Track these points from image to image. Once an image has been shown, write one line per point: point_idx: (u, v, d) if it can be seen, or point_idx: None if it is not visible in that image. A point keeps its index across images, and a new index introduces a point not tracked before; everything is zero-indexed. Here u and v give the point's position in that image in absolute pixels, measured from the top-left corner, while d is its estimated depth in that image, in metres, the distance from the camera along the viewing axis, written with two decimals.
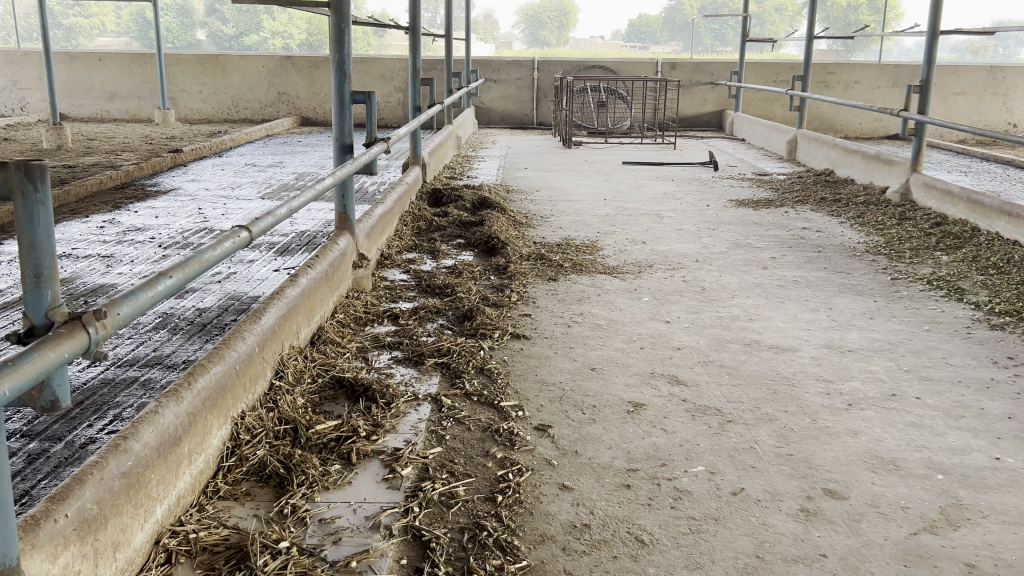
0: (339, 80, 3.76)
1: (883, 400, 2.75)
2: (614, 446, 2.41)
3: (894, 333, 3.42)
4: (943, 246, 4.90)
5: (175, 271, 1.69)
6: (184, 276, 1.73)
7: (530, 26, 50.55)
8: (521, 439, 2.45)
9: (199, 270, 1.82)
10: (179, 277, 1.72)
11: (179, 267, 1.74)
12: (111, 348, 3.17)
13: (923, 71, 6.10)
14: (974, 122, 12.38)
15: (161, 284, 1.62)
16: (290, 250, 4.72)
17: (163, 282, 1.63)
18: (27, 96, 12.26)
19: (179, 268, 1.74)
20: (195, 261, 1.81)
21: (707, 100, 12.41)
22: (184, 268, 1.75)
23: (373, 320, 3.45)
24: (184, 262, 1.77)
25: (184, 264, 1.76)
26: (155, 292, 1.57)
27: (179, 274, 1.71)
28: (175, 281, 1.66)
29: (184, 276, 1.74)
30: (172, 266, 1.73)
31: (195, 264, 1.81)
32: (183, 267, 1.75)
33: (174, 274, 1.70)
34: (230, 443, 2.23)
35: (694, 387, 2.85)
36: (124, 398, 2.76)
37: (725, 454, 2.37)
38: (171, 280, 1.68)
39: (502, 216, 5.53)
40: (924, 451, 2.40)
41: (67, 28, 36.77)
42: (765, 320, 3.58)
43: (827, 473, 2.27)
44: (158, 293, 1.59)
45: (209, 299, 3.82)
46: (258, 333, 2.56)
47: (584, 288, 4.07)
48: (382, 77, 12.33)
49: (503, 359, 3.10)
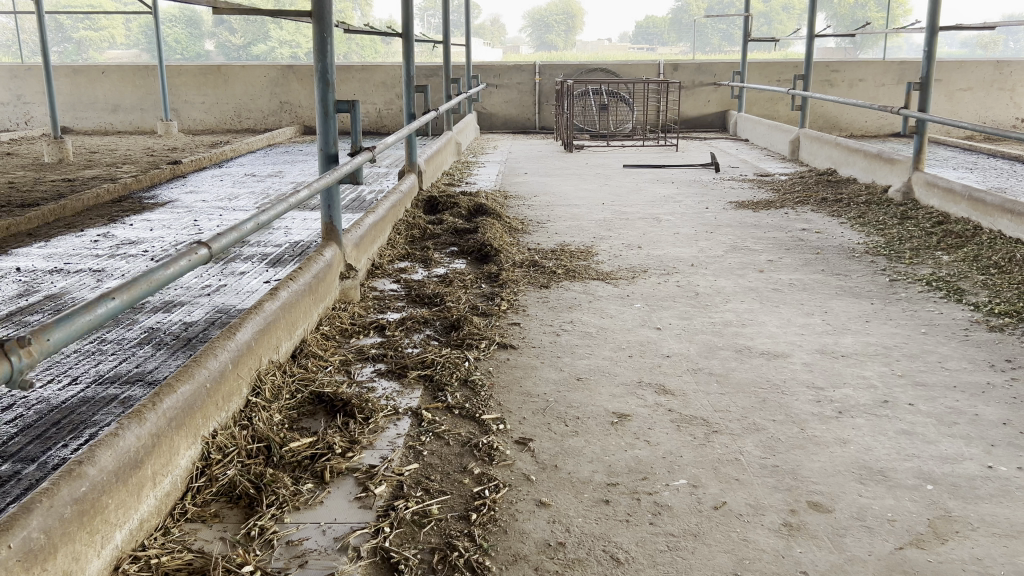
0: (322, 90, 3.72)
1: (875, 407, 2.68)
2: (595, 460, 2.35)
3: (889, 337, 3.35)
4: (944, 246, 4.82)
5: (117, 292, 1.69)
6: (127, 297, 1.73)
7: (536, 30, 50.53)
8: (500, 454, 2.39)
9: (146, 290, 1.82)
10: (123, 299, 1.71)
11: (123, 288, 1.73)
12: (92, 365, 3.13)
13: (923, 68, 6.01)
14: (982, 118, 12.25)
15: (101, 307, 1.62)
16: (282, 261, 4.68)
17: (104, 304, 1.64)
18: (30, 111, 12.30)
19: (123, 289, 1.74)
20: (141, 281, 1.81)
21: (710, 101, 12.34)
22: (128, 290, 1.74)
23: (359, 332, 3.40)
24: (128, 283, 1.77)
25: (128, 285, 1.76)
26: (92, 316, 1.57)
27: (122, 295, 1.71)
28: (116, 303, 1.66)
29: (128, 297, 1.74)
30: (116, 288, 1.73)
31: (141, 285, 1.80)
32: (127, 288, 1.75)
33: (117, 296, 1.70)
34: (200, 463, 2.18)
35: (681, 396, 2.78)
36: (102, 417, 2.72)
37: (709, 466, 2.31)
38: (115, 301, 1.68)
39: (497, 223, 5.48)
40: (914, 460, 2.33)
41: (77, 41, 37.03)
42: (758, 325, 3.51)
43: (813, 485, 2.21)
44: (96, 316, 1.59)
45: (196, 313, 3.78)
46: (233, 348, 2.53)
47: (576, 294, 4.02)
48: (383, 84, 12.31)
49: (489, 369, 3.04)
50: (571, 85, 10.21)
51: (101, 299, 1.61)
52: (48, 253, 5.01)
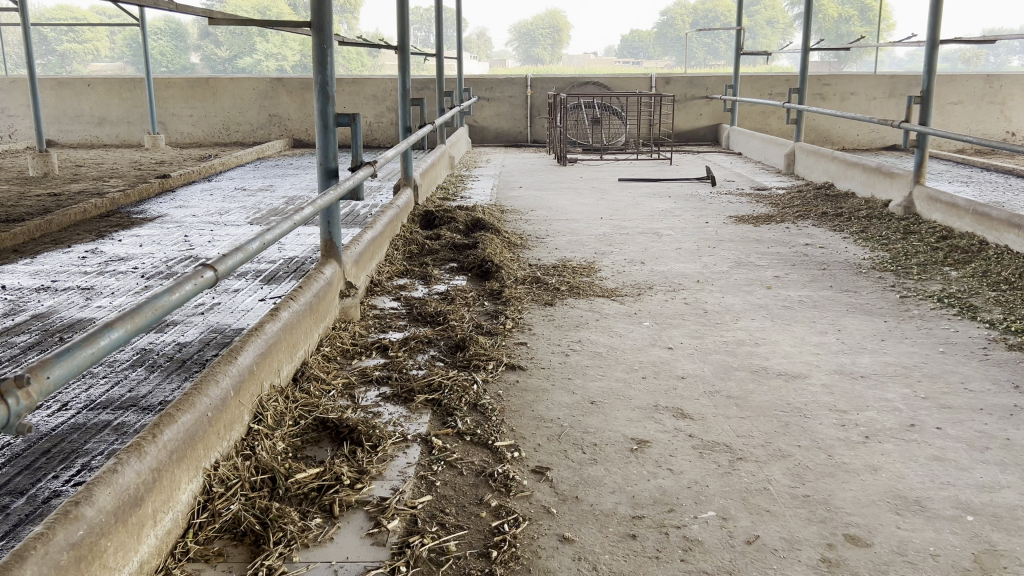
0: (322, 103, 3.61)
1: (902, 432, 2.58)
2: (617, 491, 2.24)
3: (907, 356, 3.27)
4: (951, 261, 4.75)
5: (121, 323, 1.58)
6: (132, 327, 1.62)
7: (524, 44, 50.67)
8: (516, 484, 2.28)
9: (151, 317, 1.70)
10: (126, 328, 1.60)
11: (126, 317, 1.62)
12: (83, 391, 3.00)
13: (924, 81, 5.94)
14: (972, 131, 12.28)
15: (104, 339, 1.51)
16: (277, 277, 4.56)
17: (107, 335, 1.53)
18: (14, 123, 12.12)
19: (126, 318, 1.62)
20: (146, 309, 1.69)
21: (702, 114, 12.31)
22: (133, 318, 1.63)
23: (361, 353, 3.29)
24: (133, 311, 1.65)
25: (133, 313, 1.64)
26: (94, 348, 1.46)
27: (126, 325, 1.60)
28: (119, 335, 1.55)
29: (132, 326, 1.63)
30: (118, 317, 1.62)
31: (146, 312, 1.69)
32: (130, 317, 1.63)
33: (120, 326, 1.59)
34: (202, 498, 2.06)
35: (701, 421, 2.67)
36: (94, 445, 2.59)
37: (737, 497, 2.20)
38: (118, 332, 1.58)
39: (496, 238, 5.38)
40: (949, 488, 2.23)
41: (61, 54, 36.71)
42: (772, 345, 3.42)
43: (848, 516, 2.10)
44: (99, 348, 1.48)
45: (191, 333, 3.65)
46: (234, 373, 2.41)
47: (582, 312, 3.91)
48: (373, 97, 12.21)
49: (498, 393, 2.92)
50: (564, 98, 10.13)
51: (105, 330, 1.50)
52: (35, 270, 4.87)
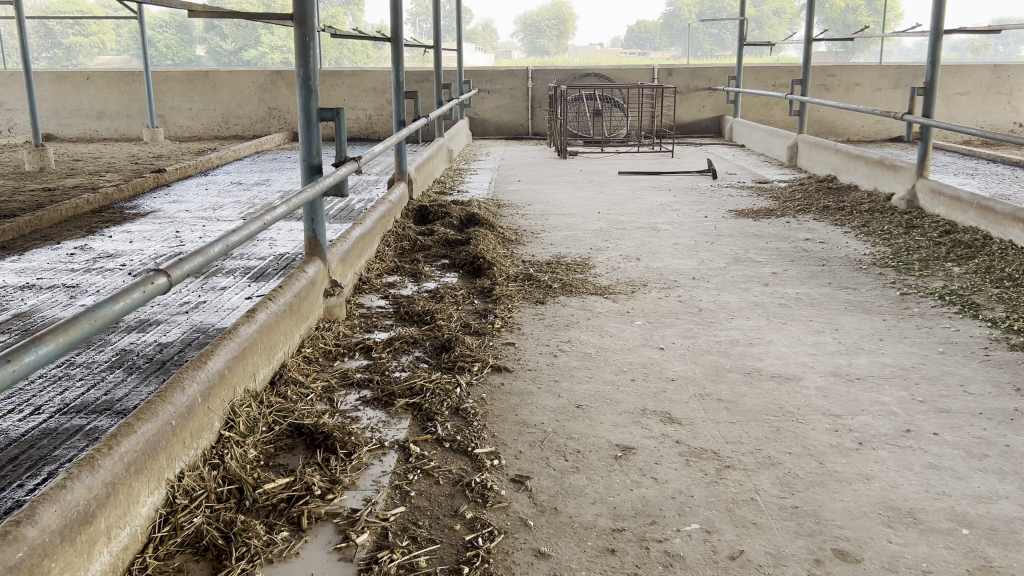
0: (304, 97, 3.52)
1: (898, 438, 2.49)
2: (597, 501, 2.15)
3: (905, 357, 3.17)
4: (954, 257, 4.65)
5: (51, 337, 1.50)
6: (64, 341, 1.54)
7: (529, 35, 50.51)
8: (494, 494, 2.19)
9: (90, 328, 1.62)
10: (56, 343, 1.52)
11: (58, 331, 1.54)
12: (57, 394, 2.92)
13: (928, 72, 5.82)
14: (979, 122, 12.12)
15: (29, 355, 1.43)
16: (265, 275, 4.48)
17: (35, 350, 1.45)
18: (13, 117, 12.06)
19: (58, 332, 1.54)
20: (84, 320, 1.61)
21: (705, 106, 12.19)
22: (66, 332, 1.55)
23: (344, 354, 3.20)
24: (67, 324, 1.57)
25: (67, 326, 1.56)
26: (17, 366, 1.39)
27: (56, 340, 1.52)
28: (47, 350, 1.47)
29: (65, 340, 1.55)
30: (50, 330, 1.54)
31: (84, 324, 1.61)
32: (64, 330, 1.55)
33: (51, 340, 1.51)
34: (163, 511, 1.98)
35: (689, 426, 2.59)
36: (64, 451, 2.51)
37: (723, 508, 2.11)
38: (49, 346, 1.50)
39: (490, 234, 5.29)
40: (945, 499, 2.13)
41: (67, 47, 36.72)
42: (766, 345, 3.32)
43: (837, 529, 2.01)
44: (23, 366, 1.40)
45: (173, 333, 3.57)
46: (203, 379, 2.33)
47: (573, 311, 3.82)
48: (373, 90, 12.11)
49: (482, 396, 2.84)
50: (564, 91, 10.02)
51: (30, 346, 1.42)
52: (21, 267, 4.80)
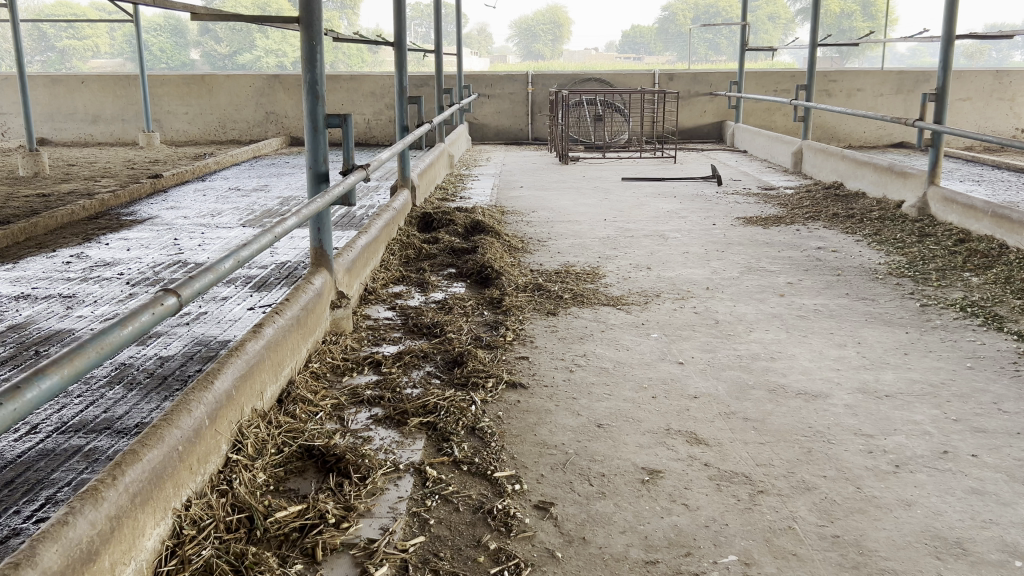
0: (311, 103, 3.41)
1: (935, 460, 2.38)
2: (628, 530, 2.04)
3: (933, 372, 3.07)
4: (971, 266, 4.55)
5: (55, 370, 1.38)
6: (69, 372, 1.42)
7: (525, 39, 50.49)
8: (517, 523, 2.08)
9: (96, 358, 1.50)
10: (62, 375, 1.40)
11: (63, 361, 1.42)
12: (55, 411, 2.80)
13: (939, 78, 5.73)
14: (981, 128, 12.08)
15: (33, 390, 1.31)
16: (268, 284, 4.36)
17: (39, 384, 1.33)
18: (7, 122, 11.92)
19: (63, 362, 1.42)
20: (90, 348, 1.49)
21: (706, 111, 12.11)
22: (71, 362, 1.43)
23: (352, 369, 3.09)
24: (72, 353, 1.45)
25: (72, 355, 1.44)
26: (19, 404, 1.26)
27: (62, 371, 1.40)
28: (51, 385, 1.35)
29: (71, 372, 1.43)
30: (55, 360, 1.41)
31: (90, 352, 1.49)
32: (69, 360, 1.43)
33: (55, 372, 1.38)
34: (170, 542, 1.86)
35: (717, 447, 2.48)
36: (62, 474, 2.39)
37: (760, 537, 2.01)
38: (52, 380, 1.37)
39: (496, 242, 5.18)
40: (993, 528, 2.03)
41: (61, 50, 36.56)
42: (789, 359, 3.22)
43: (883, 561, 1.91)
44: (26, 404, 1.28)
45: (174, 345, 3.44)
46: (211, 400, 2.21)
47: (586, 323, 3.71)
48: (371, 94, 12.00)
49: (498, 415, 2.73)
50: (564, 95, 9.93)
51: (32, 381, 1.30)
52: (16, 277, 4.67)
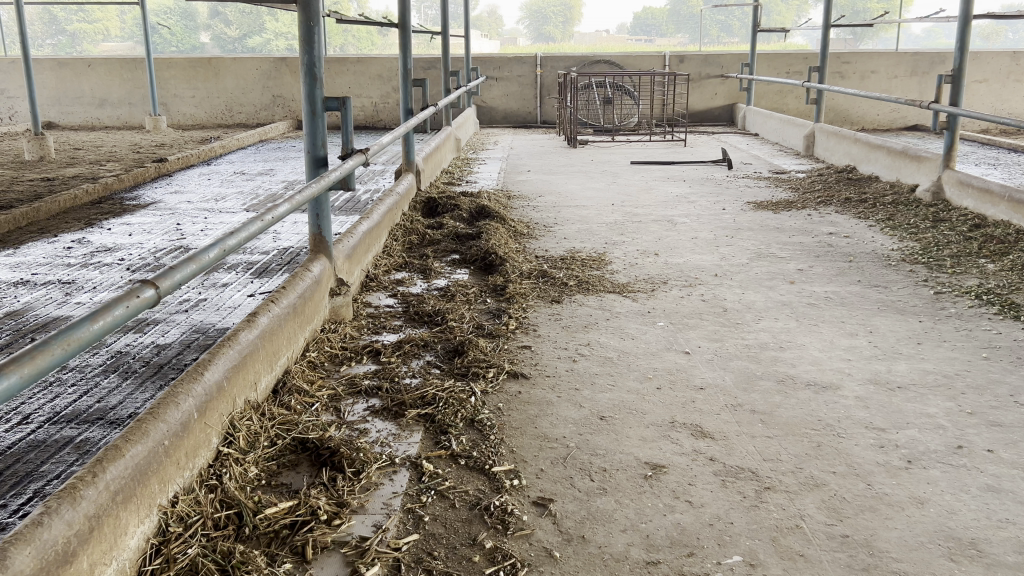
0: (308, 85, 3.32)
1: (949, 455, 2.30)
2: (629, 529, 1.97)
3: (947, 363, 2.98)
4: (986, 253, 4.44)
5: (12, 370, 1.30)
6: (30, 370, 1.34)
7: (535, 21, 50.12)
8: (515, 521, 2.01)
9: (60, 356, 1.43)
10: (22, 374, 1.32)
11: (25, 359, 1.35)
12: (47, 402, 2.74)
13: (956, 59, 5.58)
14: (997, 110, 11.87)
15: None
16: (269, 270, 4.30)
17: None
18: (14, 105, 11.87)
19: (25, 360, 1.35)
20: (53, 346, 1.42)
21: (718, 93, 11.95)
22: (32, 360, 1.36)
23: (351, 359, 3.02)
24: (35, 350, 1.38)
25: (34, 353, 1.37)
26: None
27: (21, 370, 1.32)
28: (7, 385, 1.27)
29: (31, 371, 1.35)
30: (15, 359, 1.34)
31: (53, 349, 1.42)
32: (30, 358, 1.35)
33: (15, 371, 1.31)
34: (154, 540, 1.80)
35: (723, 441, 2.40)
36: (51, 467, 2.33)
37: (766, 536, 1.94)
38: (10, 380, 1.30)
39: (501, 227, 5.09)
40: (1009, 528, 1.95)
41: (71, 34, 36.45)
42: (798, 349, 3.13)
43: (895, 563, 1.83)
44: None
45: (172, 334, 3.38)
46: (200, 392, 2.15)
47: (591, 311, 3.63)
48: (379, 77, 11.89)
49: (498, 407, 2.65)
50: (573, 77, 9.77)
51: None
52: (15, 262, 4.62)
